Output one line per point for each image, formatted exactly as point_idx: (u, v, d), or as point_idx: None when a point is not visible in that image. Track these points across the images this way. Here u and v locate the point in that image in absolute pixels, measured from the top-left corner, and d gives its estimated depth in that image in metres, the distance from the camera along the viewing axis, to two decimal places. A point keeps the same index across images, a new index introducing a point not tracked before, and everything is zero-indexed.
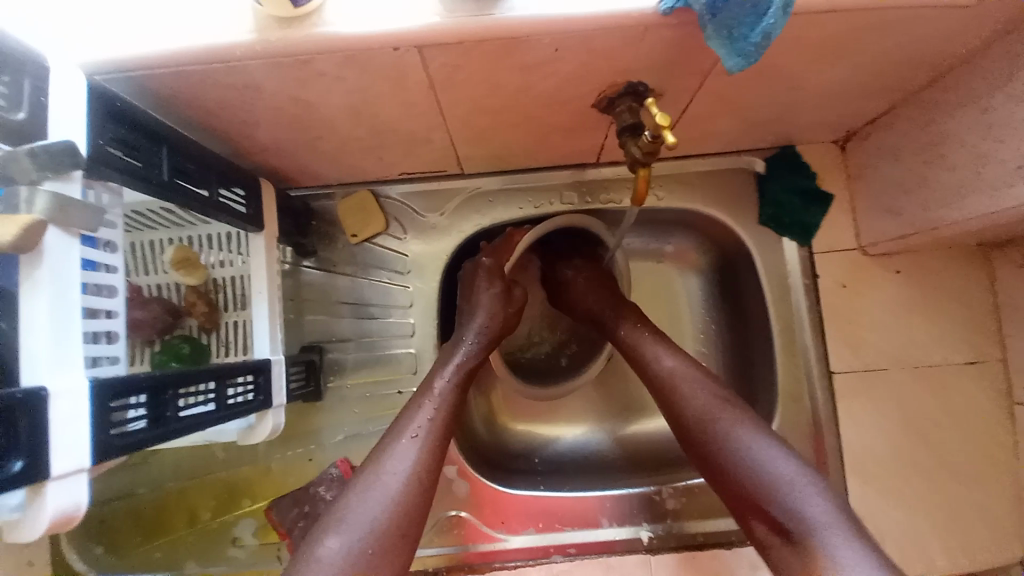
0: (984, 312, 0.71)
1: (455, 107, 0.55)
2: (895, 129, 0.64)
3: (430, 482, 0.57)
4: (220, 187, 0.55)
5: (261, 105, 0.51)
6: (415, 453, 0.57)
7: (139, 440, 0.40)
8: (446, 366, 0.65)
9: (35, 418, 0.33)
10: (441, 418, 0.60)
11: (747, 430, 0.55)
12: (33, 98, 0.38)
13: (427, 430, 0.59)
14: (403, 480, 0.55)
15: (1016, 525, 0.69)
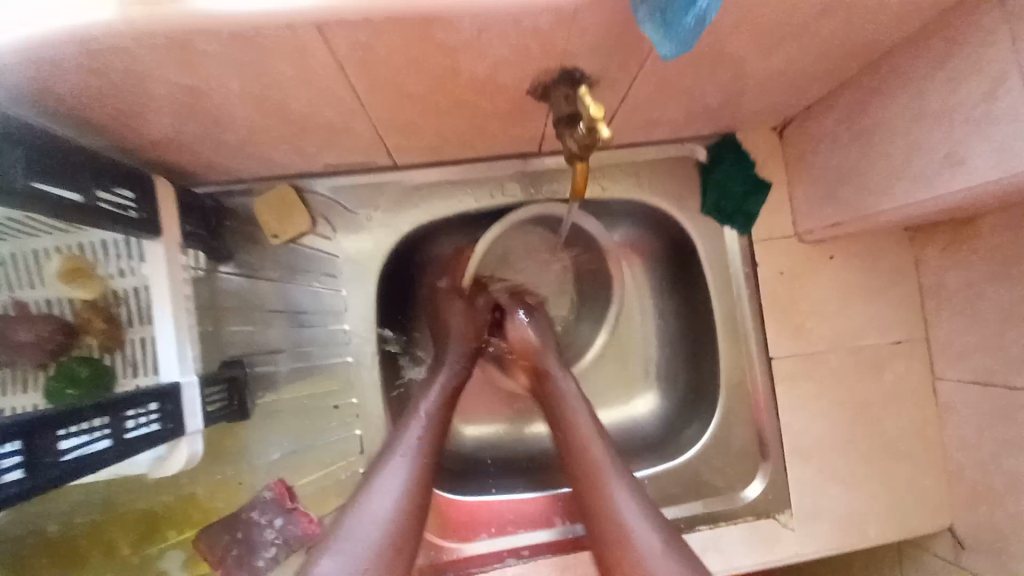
0: (909, 293, 0.74)
1: (376, 93, 0.49)
2: (831, 115, 0.64)
3: (422, 501, 0.55)
4: (101, 189, 0.48)
5: (141, 94, 0.43)
6: (404, 474, 0.55)
7: (9, 495, 0.35)
8: (430, 388, 0.65)
9: None
10: (429, 437, 0.59)
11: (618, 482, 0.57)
12: None
13: (415, 446, 0.57)
14: (397, 499, 0.53)
15: (936, 490, 0.74)
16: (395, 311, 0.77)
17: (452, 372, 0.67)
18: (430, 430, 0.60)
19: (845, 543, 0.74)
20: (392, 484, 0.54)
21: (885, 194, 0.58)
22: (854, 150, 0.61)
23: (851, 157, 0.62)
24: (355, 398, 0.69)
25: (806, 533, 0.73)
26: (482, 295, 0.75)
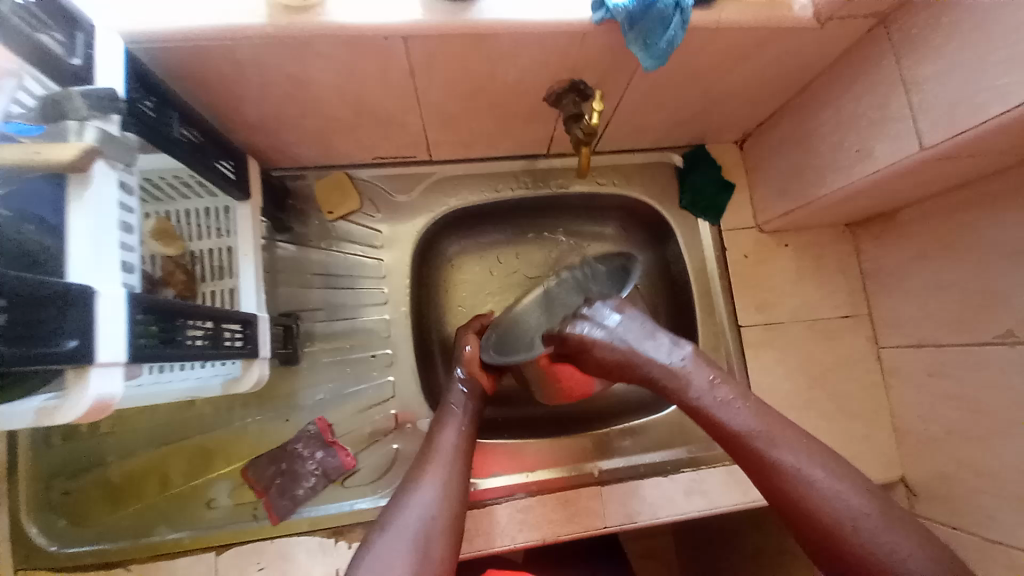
0: (853, 276, 0.89)
1: (431, 92, 0.65)
2: (778, 129, 0.82)
3: (455, 520, 0.58)
4: (216, 156, 0.62)
5: (261, 83, 0.58)
6: (438, 488, 0.59)
7: (160, 354, 0.45)
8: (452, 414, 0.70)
9: (82, 312, 0.36)
10: (457, 456, 0.64)
11: (800, 458, 0.54)
12: (85, 50, 0.41)
13: (449, 457, 0.63)
14: (430, 513, 0.57)
15: (891, 447, 0.85)
16: (424, 284, 0.90)
17: (467, 387, 0.72)
18: (455, 450, 0.64)
19: None
20: (428, 497, 0.58)
21: (818, 185, 0.74)
22: (796, 154, 0.78)
23: (793, 159, 0.79)
24: (390, 348, 0.81)
25: None
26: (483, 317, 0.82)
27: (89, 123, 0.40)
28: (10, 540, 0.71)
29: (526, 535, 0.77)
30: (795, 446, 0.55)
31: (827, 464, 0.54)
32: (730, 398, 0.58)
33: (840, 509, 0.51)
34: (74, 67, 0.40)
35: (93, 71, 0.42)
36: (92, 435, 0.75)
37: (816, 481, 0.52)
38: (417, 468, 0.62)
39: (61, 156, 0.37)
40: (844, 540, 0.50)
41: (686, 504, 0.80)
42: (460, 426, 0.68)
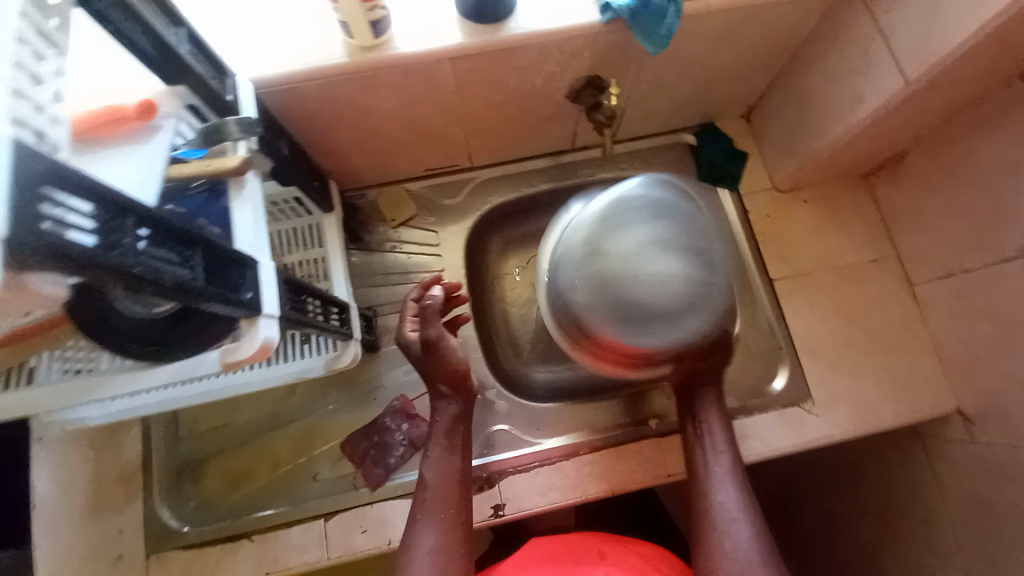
0: (874, 222, 0.95)
1: (471, 104, 0.78)
2: (778, 96, 0.91)
3: (461, 551, 0.65)
4: (309, 175, 0.76)
5: (339, 111, 0.72)
6: (435, 530, 0.65)
7: (297, 317, 0.58)
8: (437, 452, 0.72)
9: (250, 275, 0.48)
10: (450, 494, 0.69)
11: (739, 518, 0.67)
12: (233, 88, 0.57)
13: (441, 495, 0.68)
14: (436, 553, 0.64)
15: (941, 379, 0.88)
16: (477, 275, 1.01)
17: (452, 414, 0.75)
18: (445, 486, 0.69)
19: (867, 428, 0.87)
20: (430, 539, 0.65)
21: (820, 137, 0.82)
22: (798, 114, 0.87)
23: (796, 120, 0.87)
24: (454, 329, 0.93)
25: (830, 417, 0.87)
26: (431, 326, 0.75)
27: (240, 142, 0.53)
28: (146, 526, 0.81)
29: (595, 486, 0.83)
30: (734, 473, 0.71)
31: (742, 492, 0.70)
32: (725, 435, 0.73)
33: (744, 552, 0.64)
34: (227, 100, 0.56)
35: (239, 105, 0.58)
36: (212, 427, 0.88)
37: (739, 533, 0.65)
38: (416, 512, 0.68)
39: (234, 160, 0.51)
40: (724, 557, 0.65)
41: (744, 445, 0.86)
42: (445, 459, 0.72)
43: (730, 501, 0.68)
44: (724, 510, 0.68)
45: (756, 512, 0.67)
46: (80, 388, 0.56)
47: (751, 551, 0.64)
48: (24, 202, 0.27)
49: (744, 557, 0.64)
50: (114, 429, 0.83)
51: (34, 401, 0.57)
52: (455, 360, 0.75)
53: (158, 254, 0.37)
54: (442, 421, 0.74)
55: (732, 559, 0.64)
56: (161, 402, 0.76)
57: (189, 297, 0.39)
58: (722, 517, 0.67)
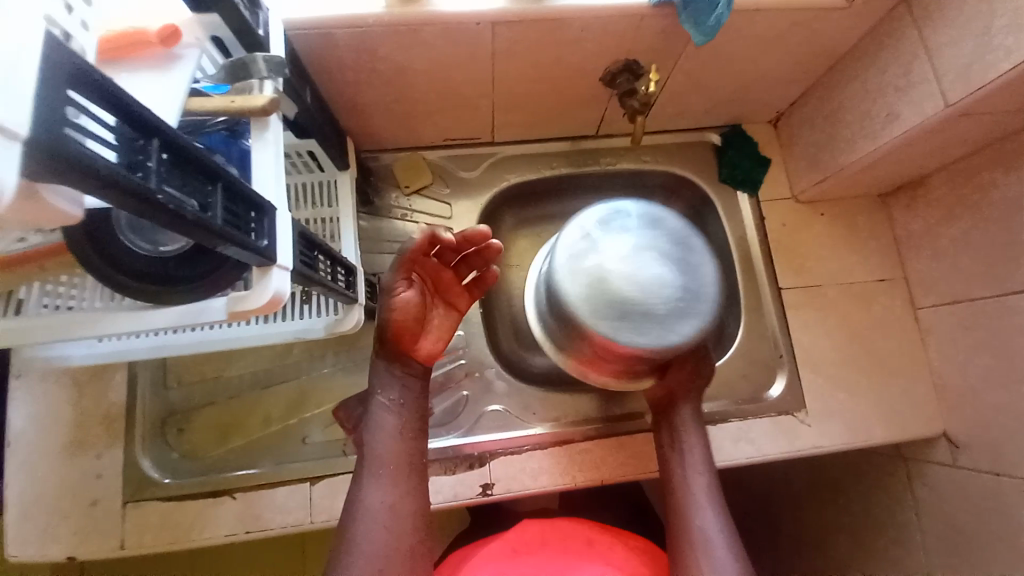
0: (887, 244, 0.95)
1: (505, 75, 0.75)
2: (810, 105, 0.90)
3: (414, 511, 0.64)
4: (329, 129, 0.73)
5: (368, 65, 0.69)
6: (385, 490, 0.63)
7: (308, 273, 0.56)
8: (387, 405, 0.68)
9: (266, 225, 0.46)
10: (399, 451, 0.66)
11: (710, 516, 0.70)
12: (265, 24, 0.54)
13: (389, 453, 0.65)
14: (384, 514, 0.62)
15: (933, 405, 0.89)
16: None
17: (412, 370, 0.71)
18: (400, 452, 0.66)
19: (856, 444, 0.88)
20: (378, 497, 0.62)
21: (849, 151, 0.82)
22: (828, 125, 0.86)
23: (825, 131, 0.86)
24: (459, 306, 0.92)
25: (822, 430, 0.88)
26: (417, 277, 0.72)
27: (266, 82, 0.50)
28: (124, 474, 0.78)
29: (583, 475, 0.83)
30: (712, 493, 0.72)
31: (721, 512, 0.70)
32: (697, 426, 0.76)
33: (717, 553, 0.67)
34: (259, 36, 0.53)
35: (269, 42, 0.54)
36: (200, 379, 0.85)
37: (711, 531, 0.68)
38: (363, 467, 0.65)
39: (263, 98, 0.47)
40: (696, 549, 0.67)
41: (735, 450, 0.87)
42: (397, 415, 0.68)
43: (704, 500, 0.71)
44: (705, 535, 0.68)
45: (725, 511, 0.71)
46: (61, 322, 0.52)
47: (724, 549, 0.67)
48: (47, 101, 0.24)
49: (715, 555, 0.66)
50: (100, 370, 0.80)
51: (9, 330, 0.53)
52: (436, 339, 0.73)
53: (179, 183, 0.34)
54: (404, 380, 0.70)
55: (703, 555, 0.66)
56: (153, 348, 0.74)
57: (210, 237, 0.37)
58: (704, 542, 0.68)
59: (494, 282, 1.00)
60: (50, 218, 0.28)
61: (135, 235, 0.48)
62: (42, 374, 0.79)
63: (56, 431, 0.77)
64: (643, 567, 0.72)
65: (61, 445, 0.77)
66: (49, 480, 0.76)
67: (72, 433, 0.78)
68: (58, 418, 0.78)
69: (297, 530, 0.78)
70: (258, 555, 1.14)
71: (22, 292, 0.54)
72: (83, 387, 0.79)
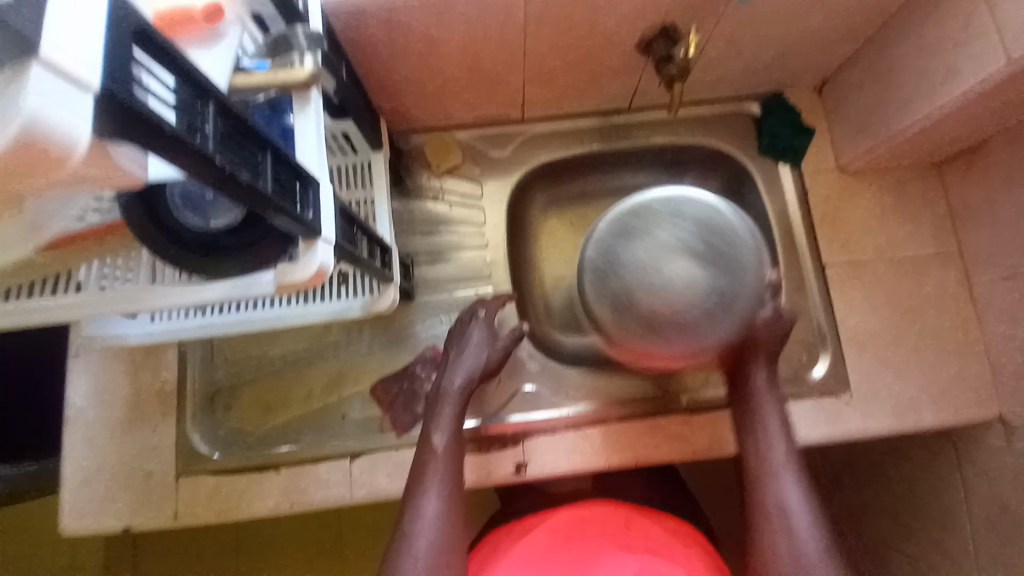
0: (940, 215, 0.89)
1: (538, 45, 0.74)
2: (859, 68, 0.85)
3: (456, 526, 0.63)
4: (362, 107, 0.73)
5: (401, 40, 0.69)
6: (438, 504, 0.63)
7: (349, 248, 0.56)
8: (440, 424, 0.71)
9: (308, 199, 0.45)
10: (447, 468, 0.67)
11: (801, 522, 0.64)
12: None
13: (444, 465, 0.67)
14: (437, 525, 0.62)
15: (991, 385, 0.84)
16: (517, 233, 0.99)
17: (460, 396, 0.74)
18: (451, 460, 0.67)
19: (904, 424, 0.85)
20: (434, 506, 0.63)
21: (903, 114, 0.77)
22: (880, 89, 0.81)
23: (876, 95, 0.82)
24: (491, 286, 0.91)
25: (869, 409, 0.85)
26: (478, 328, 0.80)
27: (306, 55, 0.50)
28: (176, 448, 0.81)
29: (619, 454, 0.82)
30: (793, 465, 0.68)
31: (802, 485, 0.67)
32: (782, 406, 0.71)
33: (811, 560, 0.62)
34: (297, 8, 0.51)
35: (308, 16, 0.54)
36: (245, 357, 0.88)
37: (801, 540, 0.63)
38: (415, 479, 0.66)
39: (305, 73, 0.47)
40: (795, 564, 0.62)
41: None
42: (452, 430, 0.71)
43: (794, 499, 0.66)
44: (783, 499, 0.66)
45: (813, 500, 0.66)
46: (115, 297, 0.53)
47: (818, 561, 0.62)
48: (113, 56, 0.25)
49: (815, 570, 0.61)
50: (151, 350, 0.84)
51: (59, 307, 0.54)
52: (486, 361, 0.77)
53: (233, 151, 0.35)
54: (450, 399, 0.73)
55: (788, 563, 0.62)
56: (202, 326, 0.76)
57: (263, 206, 0.38)
58: (779, 506, 0.66)
59: (524, 262, 0.99)
60: (119, 175, 0.29)
61: (188, 210, 0.49)
62: (100, 352, 0.83)
63: (112, 407, 0.81)
64: (680, 544, 0.72)
65: (118, 420, 0.81)
66: (108, 452, 0.80)
67: (128, 408, 0.82)
68: (115, 393, 0.82)
69: (338, 502, 0.80)
70: (292, 528, 1.18)
71: (80, 273, 0.56)
72: (135, 365, 0.83)
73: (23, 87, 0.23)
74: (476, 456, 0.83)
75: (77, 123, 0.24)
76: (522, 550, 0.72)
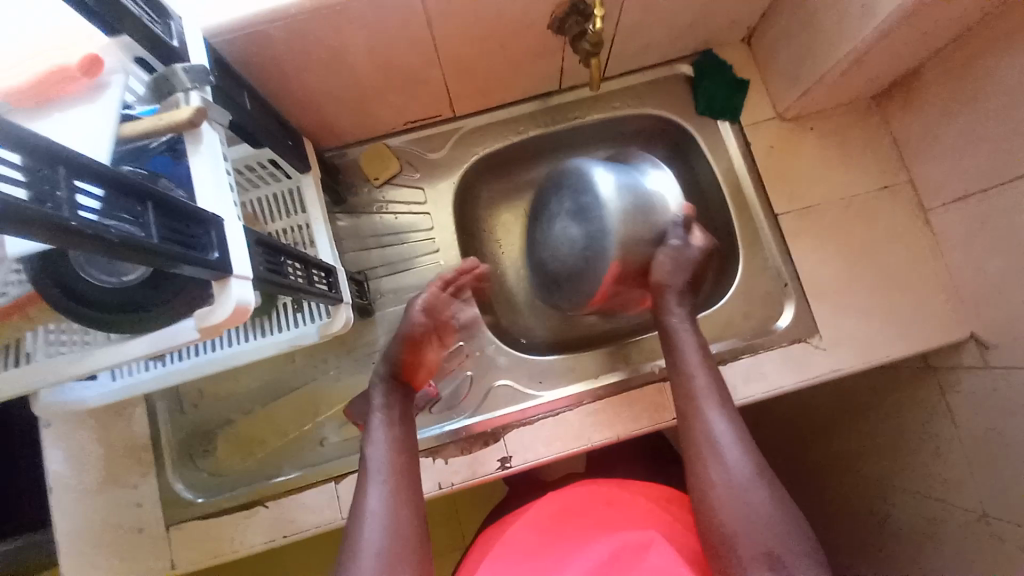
0: (885, 148, 0.88)
1: (448, 40, 0.72)
2: (780, 13, 0.83)
3: (405, 518, 0.64)
4: (280, 132, 0.72)
5: (304, 57, 0.67)
6: (382, 497, 0.65)
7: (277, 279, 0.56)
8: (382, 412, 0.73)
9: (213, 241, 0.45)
10: (390, 456, 0.68)
11: (730, 452, 0.66)
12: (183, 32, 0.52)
13: (385, 455, 0.68)
14: (383, 518, 0.63)
15: (955, 309, 0.84)
16: (470, 231, 0.98)
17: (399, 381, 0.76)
18: (394, 452, 0.69)
19: (876, 362, 0.85)
20: (378, 498, 0.65)
21: (827, 52, 0.76)
22: (803, 31, 0.80)
23: (800, 37, 0.81)
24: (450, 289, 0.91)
25: (839, 352, 0.85)
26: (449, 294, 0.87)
27: (191, 93, 0.49)
28: (160, 500, 0.81)
29: (598, 435, 0.83)
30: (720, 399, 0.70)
31: (732, 419, 0.69)
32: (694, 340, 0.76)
33: (740, 485, 0.63)
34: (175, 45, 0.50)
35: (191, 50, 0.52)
36: (216, 398, 0.88)
37: (733, 468, 0.65)
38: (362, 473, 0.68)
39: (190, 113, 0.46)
40: (726, 491, 0.63)
41: (749, 385, 0.85)
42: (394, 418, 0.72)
43: (723, 433, 0.68)
44: (714, 435, 0.67)
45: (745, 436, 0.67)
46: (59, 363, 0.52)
47: (751, 489, 0.63)
48: None
49: (745, 498, 0.62)
50: (119, 407, 0.83)
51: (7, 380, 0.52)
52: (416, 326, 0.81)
53: (103, 210, 0.35)
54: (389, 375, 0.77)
55: (723, 494, 0.63)
56: (160, 376, 0.76)
57: (153, 258, 0.38)
58: (711, 442, 0.67)
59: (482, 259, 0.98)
60: None
61: (95, 268, 0.48)
62: (68, 417, 0.82)
63: (89, 469, 0.81)
64: (665, 515, 0.72)
65: (98, 481, 0.81)
66: (94, 515, 0.80)
67: (107, 468, 0.81)
68: (92, 455, 0.82)
69: (328, 527, 0.80)
70: (302, 556, 1.19)
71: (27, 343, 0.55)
72: (106, 424, 0.83)
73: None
74: (458, 458, 0.82)
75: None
76: (509, 545, 0.71)
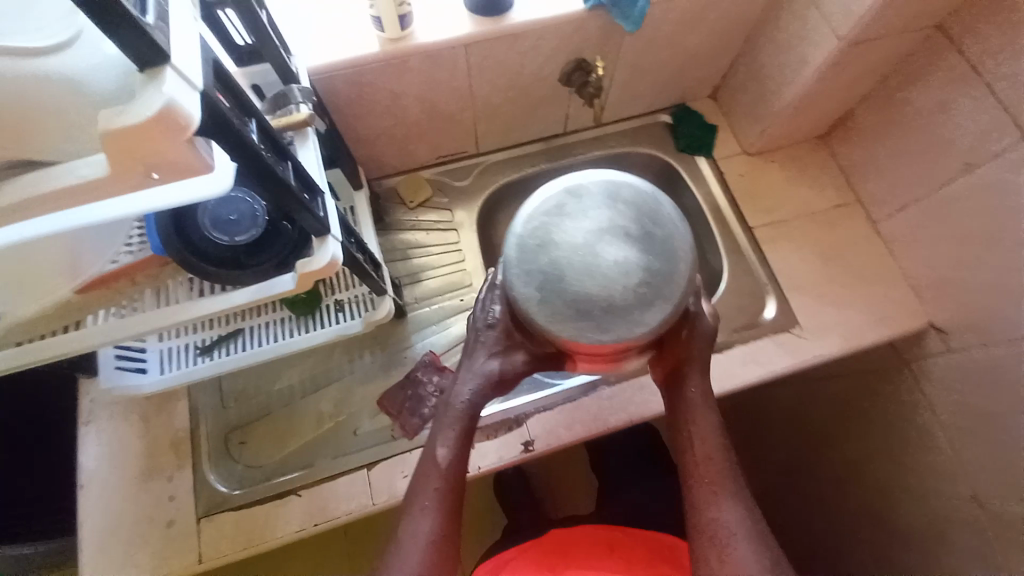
0: (835, 174, 1.07)
1: (482, 87, 0.91)
2: (738, 73, 1.06)
3: (443, 552, 0.63)
4: (344, 153, 0.86)
5: (370, 95, 0.85)
6: (430, 523, 0.63)
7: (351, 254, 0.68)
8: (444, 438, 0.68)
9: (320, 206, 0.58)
10: (443, 491, 0.65)
11: (741, 552, 0.62)
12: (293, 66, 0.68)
13: (440, 487, 0.65)
14: (427, 543, 0.62)
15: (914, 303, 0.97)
16: (490, 248, 1.12)
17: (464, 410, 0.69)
18: (446, 478, 0.65)
19: (854, 350, 0.96)
20: (423, 526, 0.63)
21: (778, 98, 0.97)
22: (757, 84, 1.02)
23: (756, 89, 1.02)
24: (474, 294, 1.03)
25: (821, 342, 0.96)
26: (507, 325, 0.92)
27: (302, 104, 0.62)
28: (196, 492, 0.84)
29: (614, 417, 0.90)
30: (731, 485, 0.66)
31: (744, 506, 0.65)
32: (711, 416, 0.70)
33: None
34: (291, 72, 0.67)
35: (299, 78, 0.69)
36: (256, 395, 0.94)
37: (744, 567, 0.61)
38: (411, 497, 0.66)
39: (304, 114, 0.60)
40: None
41: (744, 372, 0.95)
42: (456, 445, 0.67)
43: (733, 527, 0.63)
44: (725, 527, 0.63)
45: (755, 528, 0.63)
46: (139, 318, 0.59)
47: None
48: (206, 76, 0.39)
49: None
50: (165, 401, 0.89)
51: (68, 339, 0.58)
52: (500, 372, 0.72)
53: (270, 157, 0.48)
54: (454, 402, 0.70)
55: None
56: (217, 365, 0.84)
57: (291, 198, 0.50)
58: (723, 534, 0.63)
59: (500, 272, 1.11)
60: (190, 159, 0.38)
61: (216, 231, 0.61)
62: (117, 410, 0.88)
63: (130, 462, 0.85)
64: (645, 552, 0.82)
65: (137, 473, 0.84)
66: (130, 506, 0.83)
67: (147, 461, 0.85)
68: (134, 447, 0.86)
69: (360, 513, 0.83)
70: None
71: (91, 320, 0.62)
72: (151, 417, 0.88)
73: (160, 81, 0.35)
74: (485, 443, 0.88)
75: (191, 105, 0.36)
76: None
